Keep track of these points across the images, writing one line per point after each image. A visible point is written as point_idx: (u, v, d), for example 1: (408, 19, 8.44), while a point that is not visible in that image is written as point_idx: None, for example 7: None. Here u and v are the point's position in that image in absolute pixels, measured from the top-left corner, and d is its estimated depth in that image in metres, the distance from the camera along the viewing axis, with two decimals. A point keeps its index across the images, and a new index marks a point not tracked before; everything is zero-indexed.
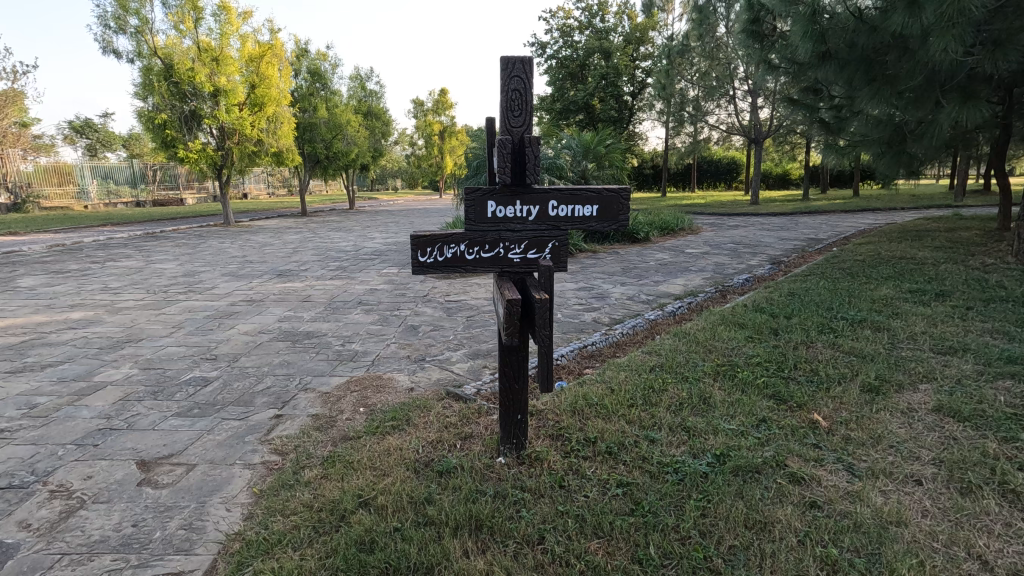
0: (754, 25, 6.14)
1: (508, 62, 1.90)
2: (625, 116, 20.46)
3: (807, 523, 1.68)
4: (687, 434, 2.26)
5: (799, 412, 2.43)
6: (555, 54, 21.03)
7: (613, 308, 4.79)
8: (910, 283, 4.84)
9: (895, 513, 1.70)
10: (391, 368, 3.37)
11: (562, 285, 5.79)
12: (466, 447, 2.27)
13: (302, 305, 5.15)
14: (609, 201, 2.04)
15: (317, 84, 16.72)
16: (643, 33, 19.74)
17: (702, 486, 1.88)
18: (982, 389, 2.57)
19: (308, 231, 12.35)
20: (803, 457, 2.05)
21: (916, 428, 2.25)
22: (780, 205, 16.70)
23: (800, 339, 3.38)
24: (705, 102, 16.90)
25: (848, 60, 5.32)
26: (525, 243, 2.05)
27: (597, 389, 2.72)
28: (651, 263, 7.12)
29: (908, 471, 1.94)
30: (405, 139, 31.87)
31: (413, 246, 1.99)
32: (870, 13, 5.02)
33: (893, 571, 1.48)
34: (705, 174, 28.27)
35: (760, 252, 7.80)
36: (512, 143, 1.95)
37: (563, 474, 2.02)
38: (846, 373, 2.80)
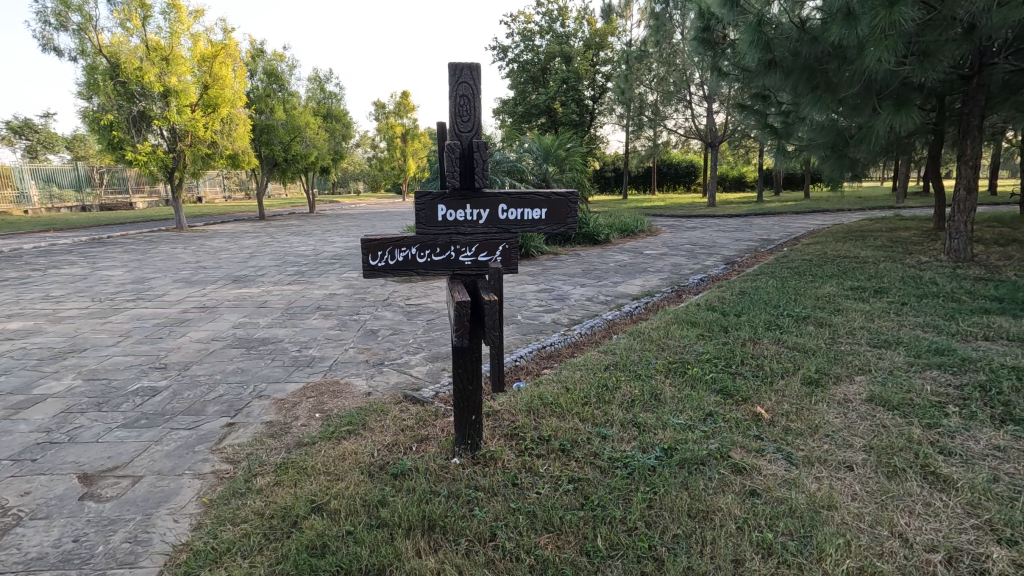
0: (705, 33, 6.38)
1: (457, 69, 1.94)
2: (586, 120, 20.76)
3: (745, 510, 1.76)
4: (638, 429, 2.33)
5: (743, 405, 2.54)
6: (517, 58, 21.20)
7: (573, 309, 4.87)
8: (852, 281, 5.08)
9: (827, 498, 1.81)
10: (349, 373, 3.34)
11: (523, 287, 5.85)
12: (422, 449, 2.29)
13: (258, 311, 5.04)
14: (558, 204, 2.09)
15: (274, 85, 16.38)
16: (603, 39, 20.08)
17: (649, 478, 1.96)
18: (911, 380, 2.74)
19: (266, 236, 12.06)
20: (746, 448, 2.15)
21: (851, 417, 2.39)
22: (736, 207, 17.26)
23: (747, 336, 3.52)
24: (663, 106, 17.33)
25: (792, 69, 5.59)
26: (475, 246, 2.09)
27: (553, 389, 2.77)
28: (610, 265, 7.26)
29: (840, 458, 2.06)
30: (366, 141, 31.52)
31: (364, 250, 2.02)
32: (812, 23, 5.29)
33: (821, 551, 1.57)
34: (664, 177, 28.93)
35: (715, 253, 8.03)
36: (462, 148, 1.98)
37: (516, 472, 2.06)
38: (789, 367, 2.94)
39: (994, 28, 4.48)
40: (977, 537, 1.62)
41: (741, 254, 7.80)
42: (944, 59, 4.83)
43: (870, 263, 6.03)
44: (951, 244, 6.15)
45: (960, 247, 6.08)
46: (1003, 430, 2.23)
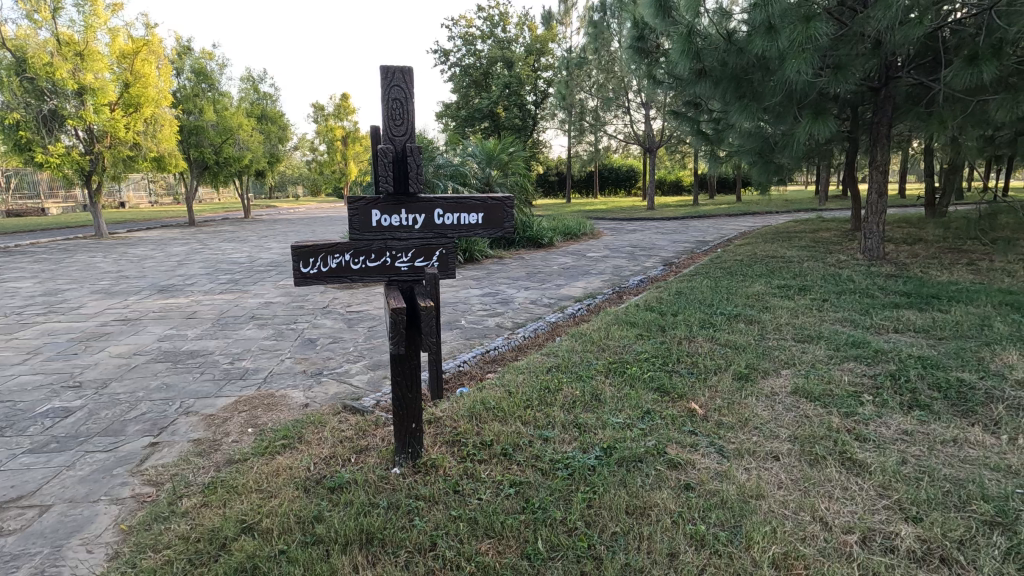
0: (640, 42, 6.57)
1: (388, 72, 1.92)
2: (529, 124, 21.00)
3: (680, 504, 1.82)
4: (578, 430, 2.36)
5: (679, 402, 2.63)
6: (460, 61, 21.26)
7: (516, 312, 4.90)
8: (779, 280, 5.37)
9: (756, 488, 1.89)
10: (285, 384, 3.21)
11: (467, 291, 5.83)
12: (361, 461, 2.23)
13: (186, 322, 4.77)
14: (494, 209, 2.09)
15: (203, 84, 15.63)
16: (543, 45, 20.42)
17: (589, 478, 1.99)
18: (831, 371, 2.93)
19: (196, 242, 11.46)
20: (680, 443, 2.22)
21: (777, 409, 2.52)
22: (673, 209, 17.93)
23: (684, 334, 3.64)
24: (603, 112, 17.78)
25: (720, 78, 5.84)
26: (412, 252, 2.05)
27: (495, 393, 2.77)
28: (554, 267, 7.35)
29: (768, 448, 2.17)
30: (305, 143, 30.65)
31: (294, 257, 1.95)
32: (738, 35, 5.55)
33: (751, 540, 1.64)
34: (606, 181, 29.70)
35: (654, 255, 8.29)
36: (395, 152, 1.95)
37: (458, 478, 2.04)
38: (721, 364, 3.07)
39: (897, 45, 4.86)
40: (888, 517, 1.74)
41: (678, 255, 8.10)
42: (855, 72, 5.19)
43: (795, 263, 6.39)
44: (865, 244, 6.62)
45: (873, 247, 6.56)
46: (911, 415, 2.42)
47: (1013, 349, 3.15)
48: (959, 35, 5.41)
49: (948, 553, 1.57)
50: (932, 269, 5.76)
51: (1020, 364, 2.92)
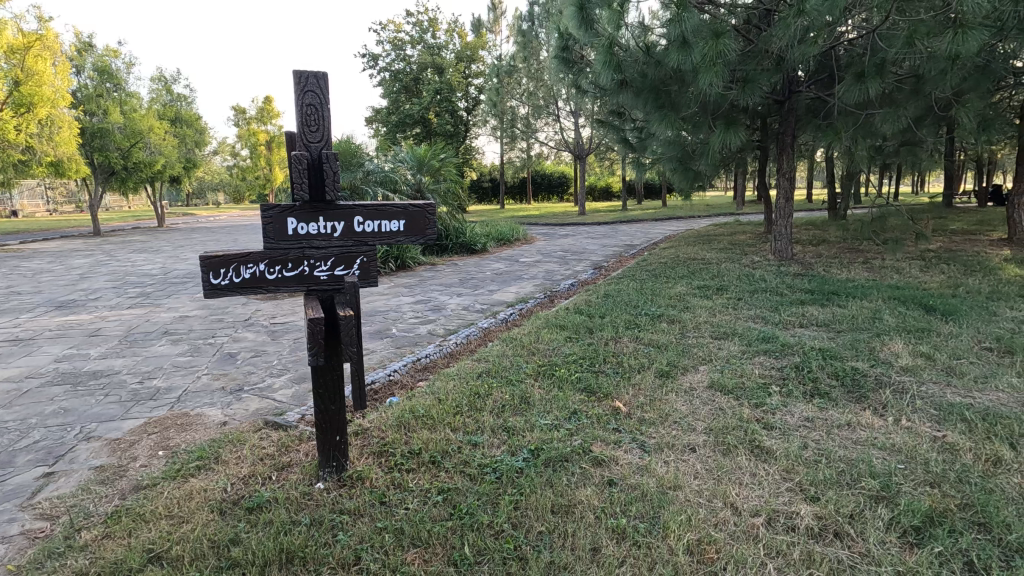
0: (564, 52, 6.77)
1: (302, 76, 1.87)
2: (461, 131, 21.01)
3: (603, 499, 1.88)
4: (507, 433, 2.39)
5: (604, 401, 2.72)
6: (389, 66, 21.05)
7: (448, 319, 4.88)
8: (699, 281, 5.66)
9: (673, 479, 1.99)
10: (201, 403, 3.03)
11: (398, 299, 5.74)
12: (282, 478, 2.15)
13: (89, 340, 4.40)
14: (416, 216, 2.08)
15: (107, 84, 14.57)
16: (473, 52, 20.59)
17: (516, 480, 2.01)
18: (744, 365, 3.13)
19: (101, 254, 10.60)
20: (605, 441, 2.30)
21: (694, 403, 2.66)
22: (603, 215, 18.49)
23: (610, 335, 3.77)
24: (534, 120, 17.99)
25: (641, 88, 6.10)
26: (331, 260, 2.01)
27: (425, 401, 2.75)
28: (487, 273, 7.38)
29: (685, 441, 2.28)
30: (226, 148, 29.20)
31: (203, 268, 1.86)
32: (656, 47, 5.82)
33: (668, 529, 1.72)
34: (539, 187, 30.21)
35: (584, 259, 8.51)
36: (310, 159, 1.91)
37: (384, 489, 2.01)
38: (644, 362, 3.20)
39: (796, 62, 5.26)
40: (791, 498, 1.87)
41: (607, 259, 8.36)
42: (760, 86, 5.58)
43: (714, 264, 6.75)
44: (775, 245, 7.11)
45: (783, 248, 7.05)
46: (813, 403, 2.62)
47: (898, 339, 3.48)
48: (850, 54, 5.93)
49: (841, 528, 1.71)
50: (834, 268, 6.25)
51: (904, 352, 3.23)
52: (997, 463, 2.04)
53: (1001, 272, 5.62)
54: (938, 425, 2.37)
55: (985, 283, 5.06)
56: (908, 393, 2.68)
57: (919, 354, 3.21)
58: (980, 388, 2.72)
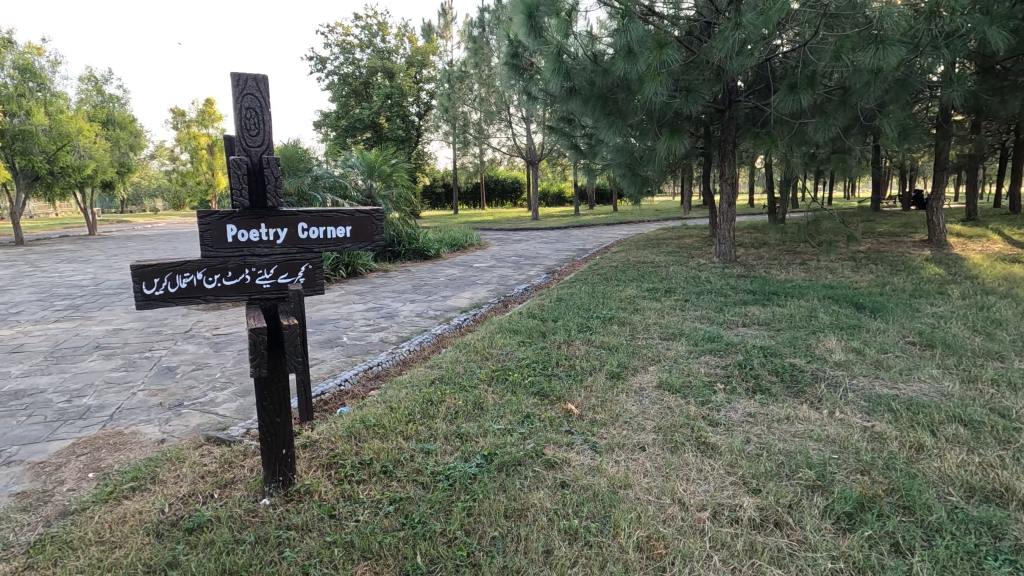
0: (514, 59, 6.83)
1: (240, 79, 1.81)
2: (413, 136, 20.87)
3: (556, 501, 1.90)
4: (460, 440, 2.38)
5: (557, 404, 2.75)
6: (338, 70, 20.72)
7: (401, 326, 4.82)
8: (648, 284, 5.81)
9: (623, 478, 2.03)
10: (136, 420, 2.87)
11: (349, 307, 5.63)
12: (225, 496, 2.06)
13: (10, 357, 4.10)
14: (363, 222, 2.04)
15: (30, 82, 13.69)
16: (424, 57, 20.55)
17: (469, 486, 2.00)
18: (690, 364, 3.23)
19: (24, 264, 9.90)
20: (557, 443, 2.32)
21: (644, 403, 2.72)
22: (556, 220, 18.73)
23: (563, 339, 3.81)
24: (486, 125, 18.09)
25: (589, 96, 6.22)
26: (274, 268, 1.95)
27: (377, 410, 2.70)
28: (440, 279, 7.34)
29: (635, 440, 2.34)
30: (164, 152, 27.90)
31: (135, 277, 1.77)
32: (603, 57, 5.96)
33: (618, 527, 1.76)
34: (493, 193, 30.33)
35: (537, 264, 8.58)
36: (250, 164, 1.85)
37: (334, 502, 1.96)
38: (596, 365, 3.25)
39: (735, 72, 5.49)
40: (734, 491, 1.95)
41: (560, 263, 8.46)
42: (702, 95, 5.79)
43: (662, 267, 6.94)
44: (719, 248, 7.38)
45: (726, 251, 7.33)
46: (754, 399, 2.74)
47: (832, 335, 3.68)
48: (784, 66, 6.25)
49: (780, 517, 1.79)
50: (774, 269, 6.55)
51: (837, 348, 3.42)
52: (919, 449, 2.19)
53: (923, 271, 6.03)
54: (868, 416, 2.52)
55: (909, 282, 5.42)
56: (841, 387, 2.83)
57: (851, 349, 3.40)
58: (904, 379, 2.91)
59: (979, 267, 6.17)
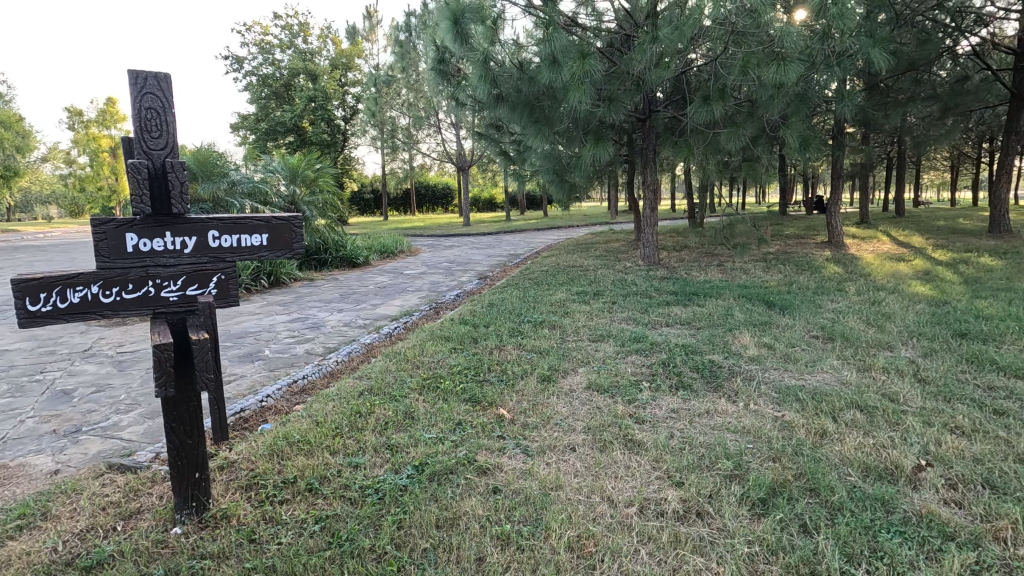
0: (441, 64, 6.81)
1: (139, 76, 1.69)
2: (338, 140, 20.34)
3: (488, 508, 1.89)
4: (390, 451, 2.32)
5: (489, 409, 2.74)
6: (256, 70, 19.86)
7: (328, 337, 4.65)
8: (577, 287, 5.95)
9: (554, 480, 2.06)
10: (23, 451, 2.58)
11: (272, 318, 5.36)
12: (129, 528, 1.89)
13: None
14: (280, 229, 1.95)
15: None
16: (349, 60, 20.13)
17: (400, 498, 1.96)
18: (617, 364, 3.34)
19: None
20: (490, 449, 2.32)
21: (573, 404, 2.78)
22: (488, 225, 18.82)
23: (494, 344, 3.82)
24: (415, 130, 17.95)
25: (516, 103, 6.30)
26: (182, 279, 1.82)
27: (301, 425, 2.59)
28: (369, 287, 7.17)
29: (566, 442, 2.37)
30: (58, 155, 25.56)
31: (16, 293, 1.60)
32: (529, 65, 6.06)
33: (549, 529, 1.78)
34: (423, 199, 30.04)
35: (469, 269, 8.57)
36: (151, 167, 1.72)
37: (254, 525, 1.85)
38: (527, 368, 3.28)
39: (653, 83, 5.74)
40: (660, 485, 2.02)
41: (491, 269, 8.50)
42: (624, 104, 6.01)
43: (591, 271, 7.13)
44: (643, 251, 7.68)
45: (650, 254, 7.63)
46: (677, 395, 2.86)
47: (746, 332, 3.93)
48: (697, 79, 6.61)
49: (702, 507, 1.88)
50: (694, 271, 6.89)
51: (750, 343, 3.65)
52: (823, 435, 2.37)
53: (824, 270, 6.54)
54: (779, 406, 2.70)
55: (812, 280, 5.87)
56: (754, 379, 3.03)
57: (762, 344, 3.64)
58: (810, 370, 3.15)
59: (871, 265, 6.79)
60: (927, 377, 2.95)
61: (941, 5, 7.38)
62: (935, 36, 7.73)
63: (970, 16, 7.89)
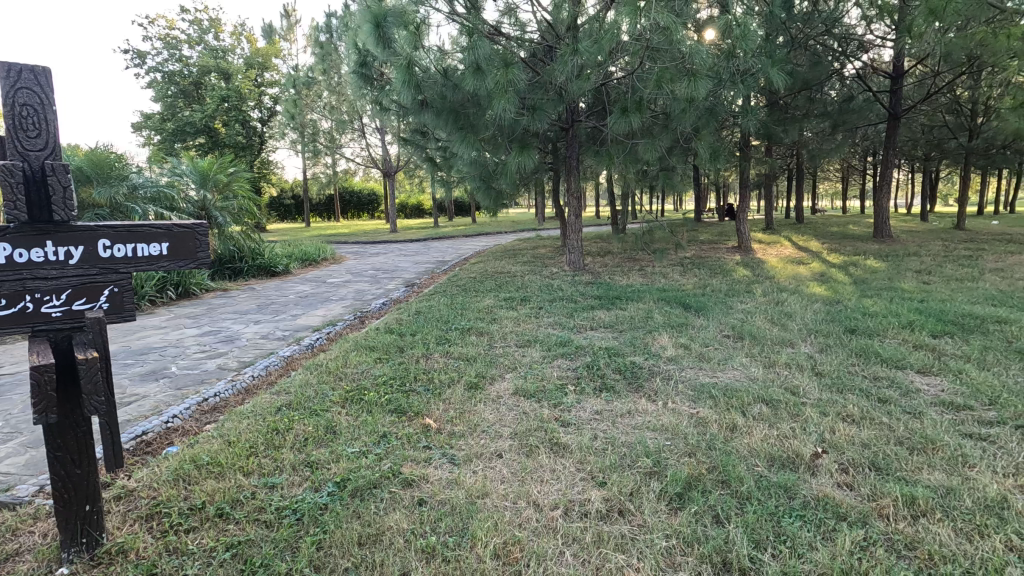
0: (363, 68, 6.66)
1: (11, 69, 1.53)
2: (255, 143, 19.38)
3: (413, 521, 1.86)
4: (310, 468, 2.22)
5: (415, 420, 2.69)
6: (161, 67, 18.55)
7: (243, 350, 4.39)
8: (505, 293, 5.99)
9: (481, 488, 2.05)
10: None
11: (180, 332, 5.00)
12: (5, 572, 1.69)
13: None
14: (183, 238, 1.82)
15: None
16: (266, 59, 19.27)
17: (320, 518, 1.87)
18: (544, 369, 3.39)
19: None
20: (415, 460, 2.28)
21: (501, 410, 2.79)
22: (416, 232, 18.59)
23: (421, 353, 3.76)
24: (338, 135, 17.46)
25: (441, 109, 6.26)
26: (67, 293, 1.66)
27: (211, 446, 2.42)
28: (290, 296, 6.86)
29: (493, 449, 2.37)
30: None
31: None
32: (453, 72, 6.06)
33: (475, 537, 1.77)
34: (348, 205, 29.22)
35: (396, 277, 8.42)
36: (27, 170, 1.56)
37: (156, 559, 1.71)
38: (454, 377, 3.26)
39: (574, 94, 5.91)
40: (584, 487, 2.06)
41: (419, 276, 8.39)
42: (547, 113, 6.14)
43: (518, 276, 7.21)
44: (569, 257, 7.86)
45: (575, 259, 7.82)
46: (600, 397, 2.94)
47: (665, 333, 4.12)
48: (616, 91, 6.88)
49: (624, 505, 1.94)
50: (616, 276, 7.14)
51: (668, 344, 3.83)
52: (733, 429, 2.51)
53: (734, 274, 6.97)
54: (694, 403, 2.84)
55: (724, 283, 6.25)
56: (671, 379, 3.18)
57: (679, 345, 3.83)
58: (722, 368, 3.35)
59: (776, 268, 7.33)
60: (824, 370, 3.22)
61: (829, 31, 8.12)
62: (825, 59, 8.50)
63: (854, 42, 8.74)
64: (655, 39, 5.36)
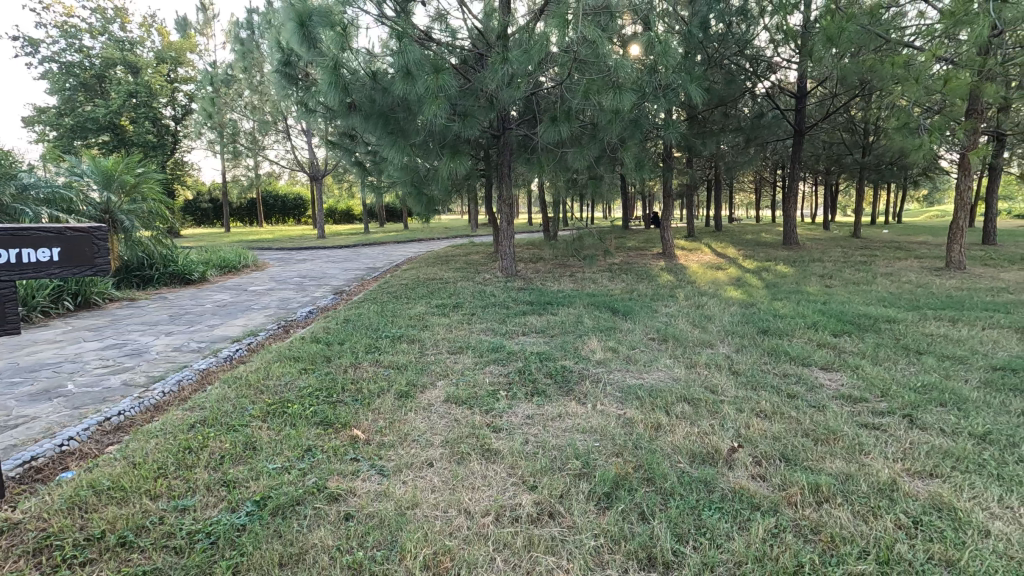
0: (287, 67, 6.41)
1: None
2: (167, 142, 18.14)
3: (339, 537, 1.79)
4: (227, 488, 2.09)
5: (343, 431, 2.60)
6: (58, 57, 16.98)
7: (152, 364, 4.08)
8: (437, 300, 5.93)
9: (411, 498, 2.01)
10: None
11: (79, 346, 4.57)
12: None
13: None
14: (77, 243, 1.66)
15: None
16: (179, 54, 18.12)
17: (238, 539, 1.77)
18: (477, 375, 3.38)
19: None
20: (343, 473, 2.20)
21: (432, 418, 2.75)
22: (345, 238, 18.05)
23: (349, 362, 3.65)
24: (260, 136, 16.70)
25: (370, 113, 6.13)
26: None
27: (114, 469, 2.23)
28: (207, 305, 6.45)
29: (423, 458, 2.33)
30: None
31: None
32: (383, 75, 5.95)
33: (404, 550, 1.73)
34: (272, 209, 27.94)
35: (324, 284, 8.13)
36: None
37: None
38: (384, 386, 3.18)
39: (505, 102, 5.97)
40: (516, 492, 2.07)
41: (348, 283, 8.14)
42: (479, 119, 6.15)
43: (451, 283, 7.16)
44: (501, 263, 7.90)
45: (508, 266, 7.87)
46: (532, 402, 2.96)
47: (594, 337, 4.22)
48: (546, 100, 7.02)
49: (554, 508, 1.96)
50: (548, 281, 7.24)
51: (598, 348, 3.93)
52: (658, 428, 2.61)
53: (658, 279, 7.28)
54: (622, 404, 2.92)
55: (650, 288, 6.50)
56: (601, 381, 3.26)
57: (608, 348, 3.94)
58: (648, 369, 3.48)
59: (697, 273, 7.72)
60: (740, 369, 3.42)
61: (742, 52, 8.69)
62: (738, 77, 9.08)
63: (764, 63, 9.41)
64: (582, 51, 5.52)
